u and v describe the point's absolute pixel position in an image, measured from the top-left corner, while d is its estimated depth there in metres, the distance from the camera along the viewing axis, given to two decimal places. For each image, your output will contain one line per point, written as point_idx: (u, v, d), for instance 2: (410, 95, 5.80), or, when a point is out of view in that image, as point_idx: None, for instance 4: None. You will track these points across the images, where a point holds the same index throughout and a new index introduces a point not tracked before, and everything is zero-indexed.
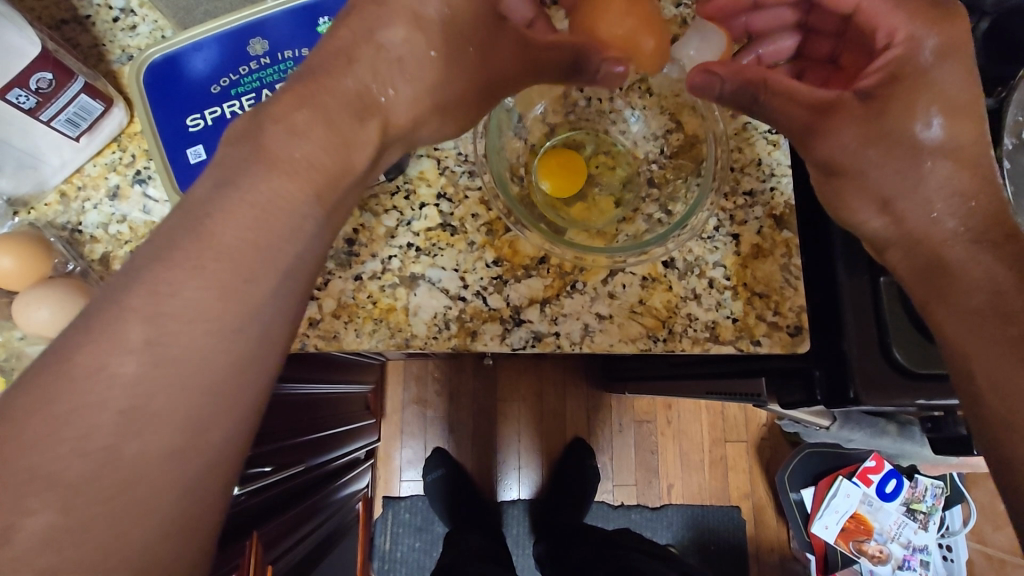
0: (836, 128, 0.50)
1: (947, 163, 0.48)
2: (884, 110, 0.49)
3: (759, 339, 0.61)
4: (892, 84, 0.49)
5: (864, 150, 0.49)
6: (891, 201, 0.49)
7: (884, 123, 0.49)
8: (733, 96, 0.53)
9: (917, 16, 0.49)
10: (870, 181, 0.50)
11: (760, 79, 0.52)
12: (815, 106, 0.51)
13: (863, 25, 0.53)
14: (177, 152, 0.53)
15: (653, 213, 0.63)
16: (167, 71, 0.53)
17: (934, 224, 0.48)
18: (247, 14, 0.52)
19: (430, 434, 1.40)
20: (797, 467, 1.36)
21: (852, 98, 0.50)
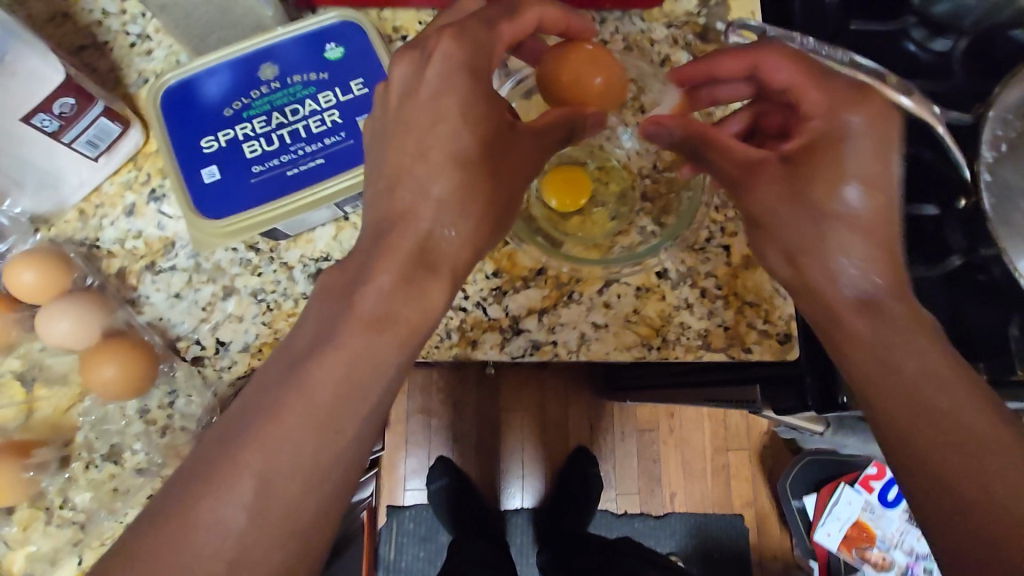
0: (759, 184, 0.53)
1: (854, 237, 0.49)
2: (802, 172, 0.51)
3: (750, 346, 0.63)
4: (810, 151, 0.51)
5: (782, 207, 0.51)
6: (795, 256, 0.51)
7: (806, 193, 0.51)
8: (680, 142, 0.57)
9: (837, 95, 0.52)
10: (780, 239, 0.52)
11: (703, 134, 0.55)
12: (743, 164, 0.54)
13: (796, 102, 0.55)
14: (193, 172, 0.55)
15: (647, 226, 0.66)
16: (183, 95, 0.56)
17: (833, 277, 0.49)
18: (258, 41, 0.56)
19: (434, 444, 1.41)
20: (798, 475, 1.38)
21: (776, 160, 0.53)
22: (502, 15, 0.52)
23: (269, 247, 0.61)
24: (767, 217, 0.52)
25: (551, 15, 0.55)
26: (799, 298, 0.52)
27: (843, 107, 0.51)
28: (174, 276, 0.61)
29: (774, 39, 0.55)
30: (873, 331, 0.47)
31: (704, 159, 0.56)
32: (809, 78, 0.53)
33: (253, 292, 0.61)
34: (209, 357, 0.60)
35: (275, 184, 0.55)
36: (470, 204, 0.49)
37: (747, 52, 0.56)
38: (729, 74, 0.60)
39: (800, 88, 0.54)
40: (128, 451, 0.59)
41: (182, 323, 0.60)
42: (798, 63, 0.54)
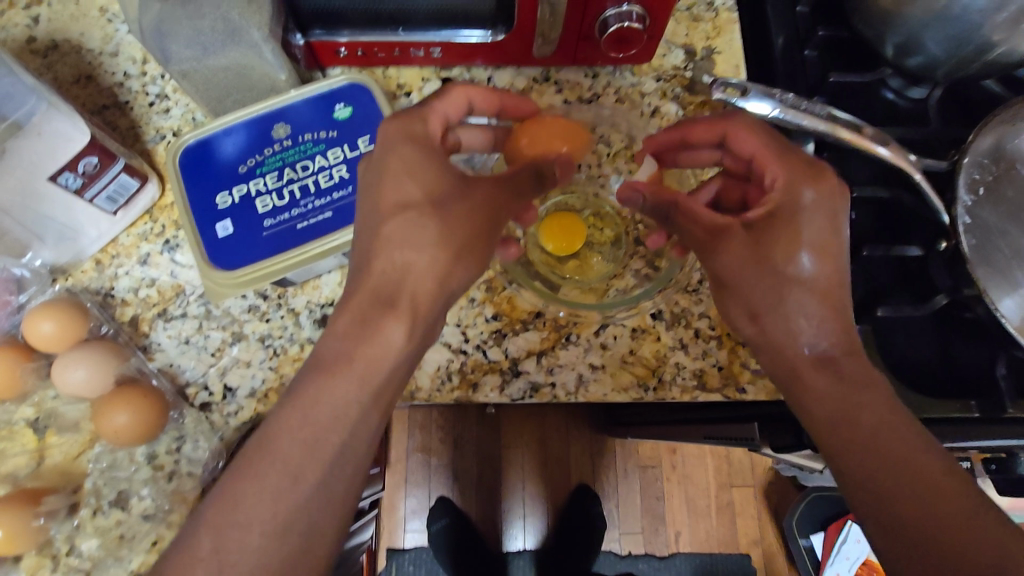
0: (729, 249, 0.54)
1: (811, 299, 0.52)
2: (762, 238, 0.53)
3: (745, 386, 0.65)
4: (768, 219, 0.54)
5: (746, 268, 0.53)
6: (758, 315, 0.54)
7: (766, 253, 0.53)
8: (650, 206, 0.62)
9: (795, 169, 0.55)
10: (746, 297, 0.54)
11: (673, 201, 0.59)
12: (710, 228, 0.56)
13: (761, 170, 0.59)
14: (207, 226, 0.57)
15: (641, 269, 0.69)
16: (200, 154, 0.59)
17: (793, 339, 0.52)
18: (272, 103, 0.60)
19: (435, 483, 1.40)
20: (803, 512, 1.37)
21: (740, 227, 0.55)
22: (432, 97, 0.57)
23: (277, 293, 0.64)
24: (734, 277, 0.54)
25: (476, 92, 0.59)
26: (760, 353, 0.55)
27: (801, 181, 0.54)
28: (185, 323, 0.63)
29: (745, 114, 0.60)
30: (833, 387, 0.49)
31: (675, 219, 0.59)
32: (773, 152, 0.58)
33: (261, 338, 0.63)
34: (216, 403, 0.61)
35: (286, 236, 0.58)
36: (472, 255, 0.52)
37: (717, 121, 0.62)
38: (702, 139, 0.65)
39: (763, 158, 0.58)
40: (134, 497, 0.60)
41: (191, 369, 0.62)
42: (764, 137, 0.59)
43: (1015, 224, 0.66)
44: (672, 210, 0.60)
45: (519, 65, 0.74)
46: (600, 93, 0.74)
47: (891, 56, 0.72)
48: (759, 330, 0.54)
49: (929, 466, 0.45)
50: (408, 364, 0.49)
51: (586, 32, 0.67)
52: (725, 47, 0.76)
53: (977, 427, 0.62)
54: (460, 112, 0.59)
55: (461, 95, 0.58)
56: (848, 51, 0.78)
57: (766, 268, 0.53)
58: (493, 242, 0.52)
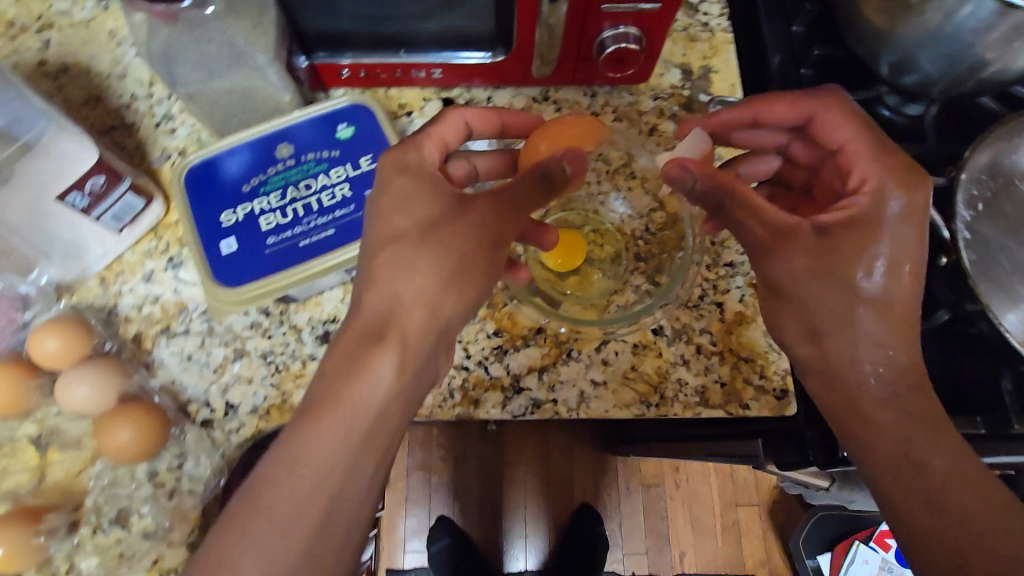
0: (783, 253, 0.52)
1: (875, 314, 0.51)
2: (833, 247, 0.52)
3: (748, 403, 0.64)
4: (844, 227, 0.52)
5: (810, 281, 0.52)
6: (820, 335, 0.52)
7: (836, 265, 0.51)
8: (707, 194, 0.53)
9: (887, 173, 0.53)
10: (809, 310, 0.52)
11: (731, 186, 0.51)
12: (774, 228, 0.52)
13: (846, 160, 0.57)
14: (211, 244, 0.58)
15: (642, 285, 0.69)
16: (205, 173, 0.60)
17: (852, 362, 0.51)
18: (276, 123, 0.61)
19: (436, 501, 1.39)
20: (809, 534, 1.36)
21: (810, 230, 0.52)
22: (429, 123, 0.58)
23: (280, 310, 0.64)
24: (791, 287, 0.52)
25: (472, 115, 0.60)
26: (812, 376, 0.54)
27: (890, 188, 0.53)
28: (187, 340, 0.64)
29: (837, 101, 0.58)
30: (865, 404, 0.50)
31: (729, 214, 0.53)
32: (863, 147, 0.56)
33: (263, 354, 0.63)
34: (218, 419, 0.61)
35: (288, 254, 0.58)
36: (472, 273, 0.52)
37: (802, 103, 0.59)
38: (778, 120, 0.62)
39: (852, 150, 0.57)
40: (135, 515, 0.60)
41: (193, 385, 0.62)
42: (865, 134, 0.56)
43: (1015, 239, 0.67)
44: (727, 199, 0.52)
45: (519, 85, 0.75)
46: (598, 112, 0.75)
47: (885, 74, 0.73)
48: (816, 353, 0.53)
49: (931, 467, 0.47)
50: (410, 380, 0.49)
51: (585, 53, 0.69)
52: (721, 66, 0.78)
53: (982, 444, 0.61)
54: (458, 136, 0.60)
55: (455, 117, 0.59)
56: (843, 70, 0.79)
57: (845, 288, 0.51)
58: (494, 259, 0.52)
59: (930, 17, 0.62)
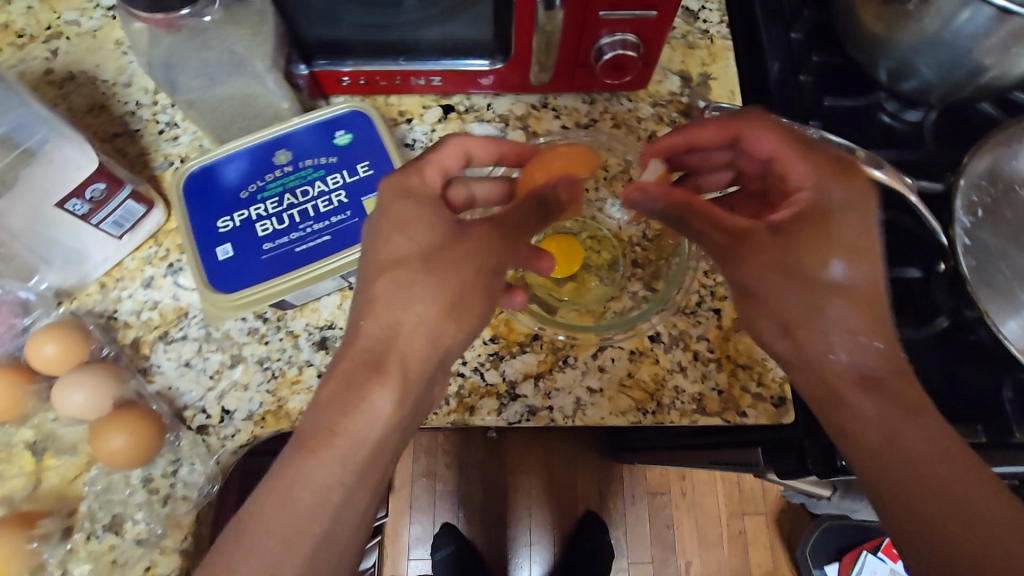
0: (751, 255, 0.53)
1: (845, 305, 0.50)
2: (792, 241, 0.52)
3: (745, 410, 0.64)
4: (800, 222, 0.52)
5: (775, 278, 0.52)
6: (792, 328, 0.52)
7: (794, 259, 0.51)
8: (662, 213, 0.58)
9: (825, 170, 0.53)
10: (779, 308, 0.52)
11: (689, 202, 0.56)
12: (731, 231, 0.54)
13: (782, 172, 0.56)
14: (208, 250, 0.58)
15: (638, 291, 0.69)
16: (203, 180, 0.61)
17: (826, 352, 0.50)
18: (274, 130, 0.61)
19: (439, 509, 1.38)
20: (817, 543, 1.33)
21: (765, 229, 0.53)
22: (429, 150, 0.57)
23: (277, 316, 0.64)
24: (761, 288, 0.53)
25: (472, 144, 0.59)
26: (795, 371, 0.53)
27: (830, 181, 0.53)
28: (185, 345, 0.64)
29: (753, 112, 0.57)
30: (879, 409, 0.47)
31: (688, 224, 0.56)
32: (792, 148, 0.55)
33: (259, 360, 0.63)
34: (214, 425, 0.61)
35: (285, 259, 0.58)
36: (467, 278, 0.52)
37: (730, 123, 0.58)
38: (710, 141, 0.61)
39: (785, 158, 0.55)
40: (128, 521, 0.59)
41: (190, 392, 0.63)
42: (782, 134, 0.55)
43: (1015, 246, 0.66)
44: (687, 213, 0.56)
45: (518, 92, 0.76)
46: (597, 119, 0.75)
47: (885, 80, 0.73)
48: (793, 346, 0.52)
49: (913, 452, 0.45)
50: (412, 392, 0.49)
51: (582, 60, 0.69)
52: (721, 73, 0.78)
53: (987, 453, 0.61)
54: (457, 166, 0.59)
55: (456, 146, 0.58)
56: (843, 76, 0.79)
57: (800, 280, 0.51)
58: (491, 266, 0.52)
59: (928, 24, 0.62)
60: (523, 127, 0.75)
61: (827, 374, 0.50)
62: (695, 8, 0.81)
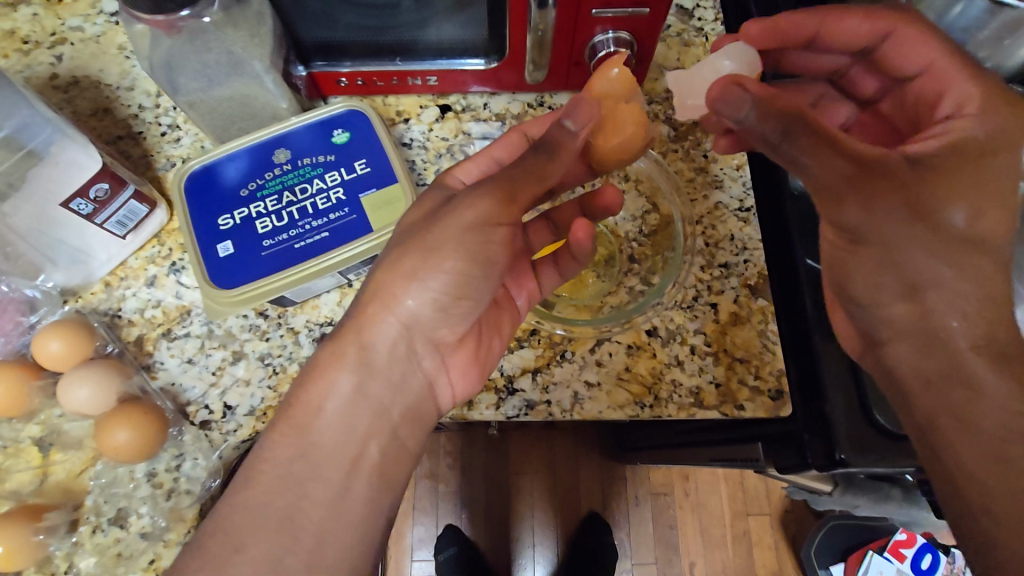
0: (882, 194, 0.49)
1: (970, 258, 0.49)
2: (932, 178, 0.50)
3: (742, 403, 0.65)
4: (939, 159, 0.50)
5: (910, 223, 0.49)
6: (917, 289, 0.49)
7: (922, 195, 0.49)
8: (779, 114, 0.49)
9: (989, 96, 0.53)
10: (908, 266, 0.49)
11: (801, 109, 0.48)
12: (860, 159, 0.48)
13: (931, 83, 0.56)
14: (209, 247, 0.59)
15: (635, 285, 0.70)
16: (205, 179, 0.62)
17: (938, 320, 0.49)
18: (273, 129, 0.62)
19: (442, 511, 1.39)
20: (822, 542, 1.32)
21: (900, 162, 0.50)
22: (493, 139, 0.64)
23: (278, 313, 0.65)
24: (878, 235, 0.49)
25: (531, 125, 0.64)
26: (899, 340, 0.51)
27: (998, 112, 0.52)
28: (188, 342, 0.65)
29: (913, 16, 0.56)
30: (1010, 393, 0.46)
31: (789, 144, 0.49)
32: (955, 63, 0.55)
33: (261, 357, 0.64)
34: (216, 421, 0.62)
35: (285, 256, 0.59)
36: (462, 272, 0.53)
37: (881, 18, 0.58)
38: (845, 39, 0.60)
39: (939, 70, 0.56)
40: (133, 515, 0.61)
41: (193, 388, 0.63)
42: (943, 43, 0.56)
43: None
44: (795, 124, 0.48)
45: (515, 91, 0.76)
46: None
47: None
48: (917, 309, 0.50)
49: None
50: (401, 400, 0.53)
51: (577, 58, 0.70)
52: None
53: None
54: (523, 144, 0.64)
55: (514, 133, 0.64)
56: None
57: (934, 224, 0.49)
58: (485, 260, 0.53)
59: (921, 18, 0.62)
60: (521, 125, 0.76)
61: (949, 347, 0.48)
62: (690, 5, 0.81)
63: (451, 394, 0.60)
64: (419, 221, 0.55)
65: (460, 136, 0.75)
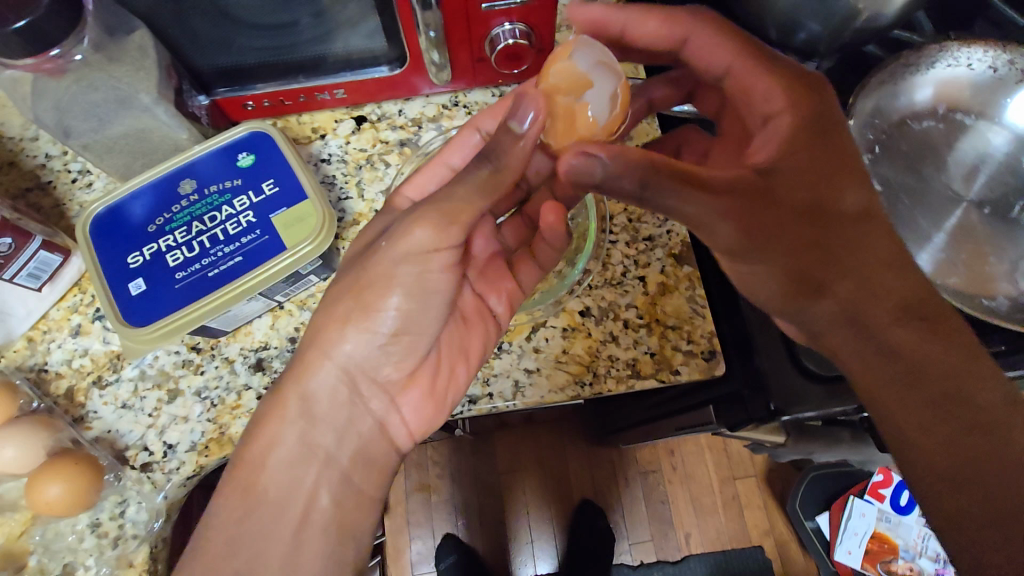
0: (757, 212, 0.50)
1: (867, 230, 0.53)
2: (776, 183, 0.51)
3: (678, 368, 0.66)
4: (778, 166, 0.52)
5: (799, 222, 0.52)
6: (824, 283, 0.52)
7: (775, 193, 0.51)
8: (632, 165, 0.47)
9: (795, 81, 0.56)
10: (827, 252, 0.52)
11: (649, 164, 0.47)
12: (718, 196, 0.49)
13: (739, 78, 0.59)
14: (120, 287, 0.59)
15: (563, 269, 0.71)
16: (110, 219, 0.61)
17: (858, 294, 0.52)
18: (176, 160, 0.62)
19: (437, 521, 1.39)
20: (805, 494, 1.36)
21: (754, 175, 0.51)
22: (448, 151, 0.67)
23: (210, 345, 0.65)
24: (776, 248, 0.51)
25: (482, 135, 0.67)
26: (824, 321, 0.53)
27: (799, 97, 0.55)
28: (121, 387, 0.64)
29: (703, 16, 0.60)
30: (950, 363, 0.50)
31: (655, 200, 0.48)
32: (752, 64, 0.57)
33: (197, 391, 0.64)
34: (157, 462, 0.62)
35: (199, 285, 0.59)
36: (369, 302, 0.55)
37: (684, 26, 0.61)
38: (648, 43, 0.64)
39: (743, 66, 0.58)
40: (80, 569, 0.60)
41: (129, 432, 0.62)
42: (740, 36, 0.58)
43: (913, 176, 0.70)
44: (655, 182, 0.47)
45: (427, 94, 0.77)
46: None
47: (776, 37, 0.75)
48: (838, 304, 0.52)
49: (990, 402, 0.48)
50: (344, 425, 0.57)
51: (479, 54, 0.71)
52: None
53: None
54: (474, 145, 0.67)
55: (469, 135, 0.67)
56: None
57: (817, 218, 0.52)
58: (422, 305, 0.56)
59: None
60: (438, 127, 0.77)
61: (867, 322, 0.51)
62: None
63: (407, 433, 0.61)
64: (356, 265, 0.57)
65: (378, 145, 0.76)
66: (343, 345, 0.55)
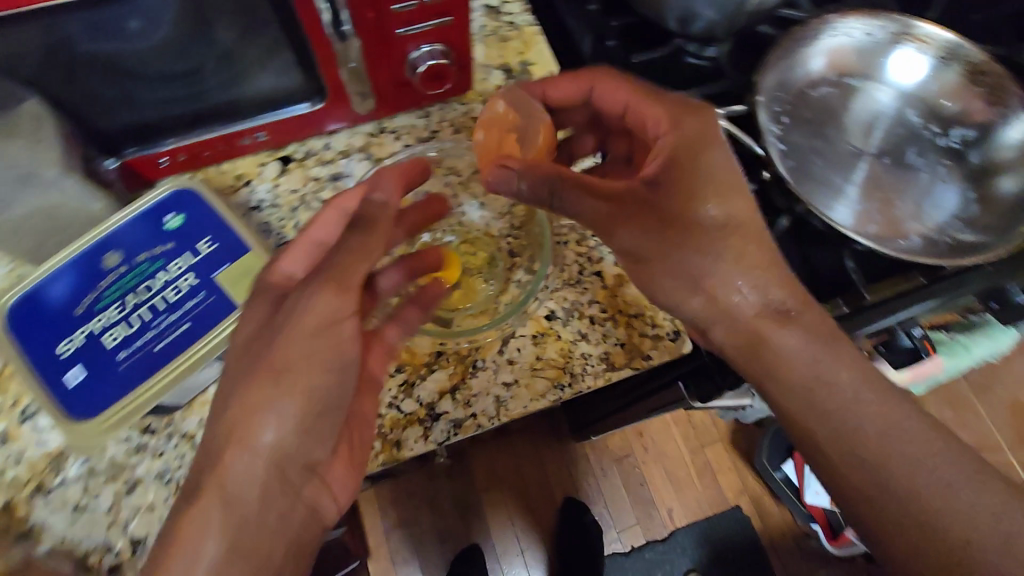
0: (631, 221, 0.55)
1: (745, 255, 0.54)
2: (663, 198, 0.55)
3: (649, 353, 0.67)
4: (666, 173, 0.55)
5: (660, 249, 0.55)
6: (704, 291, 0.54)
7: (662, 204, 0.54)
8: (529, 187, 0.57)
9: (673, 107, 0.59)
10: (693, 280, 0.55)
11: (554, 172, 0.56)
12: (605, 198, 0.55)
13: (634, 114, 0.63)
14: (57, 381, 0.53)
15: (523, 277, 0.71)
16: (29, 308, 0.55)
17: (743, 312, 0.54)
18: (94, 234, 0.57)
19: (424, 554, 1.36)
20: (769, 446, 1.43)
21: (641, 186, 0.55)
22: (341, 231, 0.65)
23: (164, 423, 0.60)
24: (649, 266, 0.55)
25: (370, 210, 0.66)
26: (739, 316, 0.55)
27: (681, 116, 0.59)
28: (69, 489, 0.58)
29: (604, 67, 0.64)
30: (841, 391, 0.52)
31: (560, 198, 0.56)
32: (641, 97, 0.61)
33: (159, 475, 0.59)
34: (126, 562, 0.56)
35: (148, 361, 0.54)
36: (288, 390, 0.51)
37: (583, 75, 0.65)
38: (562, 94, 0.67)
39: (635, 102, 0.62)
40: None
41: (88, 536, 0.56)
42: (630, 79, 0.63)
43: (820, 138, 0.76)
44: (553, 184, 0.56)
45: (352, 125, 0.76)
46: (437, 129, 0.77)
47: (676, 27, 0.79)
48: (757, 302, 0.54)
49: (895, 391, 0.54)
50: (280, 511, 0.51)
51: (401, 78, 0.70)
52: (537, 58, 0.82)
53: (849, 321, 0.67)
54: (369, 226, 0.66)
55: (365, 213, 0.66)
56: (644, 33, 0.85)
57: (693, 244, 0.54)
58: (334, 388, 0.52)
59: None
60: (368, 156, 0.75)
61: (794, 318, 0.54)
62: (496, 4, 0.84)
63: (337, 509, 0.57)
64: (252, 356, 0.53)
65: (308, 184, 0.73)
66: (264, 436, 0.50)
